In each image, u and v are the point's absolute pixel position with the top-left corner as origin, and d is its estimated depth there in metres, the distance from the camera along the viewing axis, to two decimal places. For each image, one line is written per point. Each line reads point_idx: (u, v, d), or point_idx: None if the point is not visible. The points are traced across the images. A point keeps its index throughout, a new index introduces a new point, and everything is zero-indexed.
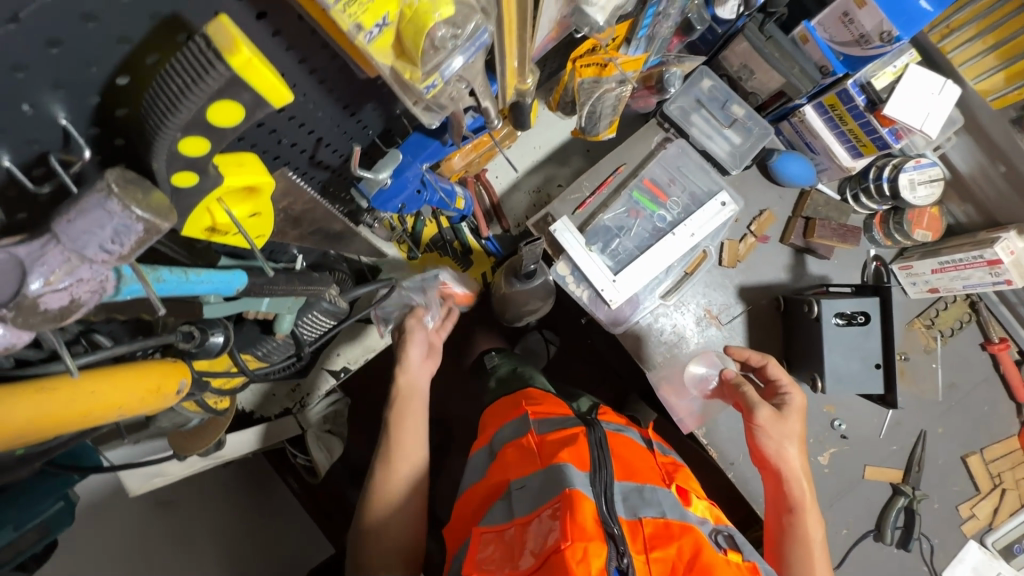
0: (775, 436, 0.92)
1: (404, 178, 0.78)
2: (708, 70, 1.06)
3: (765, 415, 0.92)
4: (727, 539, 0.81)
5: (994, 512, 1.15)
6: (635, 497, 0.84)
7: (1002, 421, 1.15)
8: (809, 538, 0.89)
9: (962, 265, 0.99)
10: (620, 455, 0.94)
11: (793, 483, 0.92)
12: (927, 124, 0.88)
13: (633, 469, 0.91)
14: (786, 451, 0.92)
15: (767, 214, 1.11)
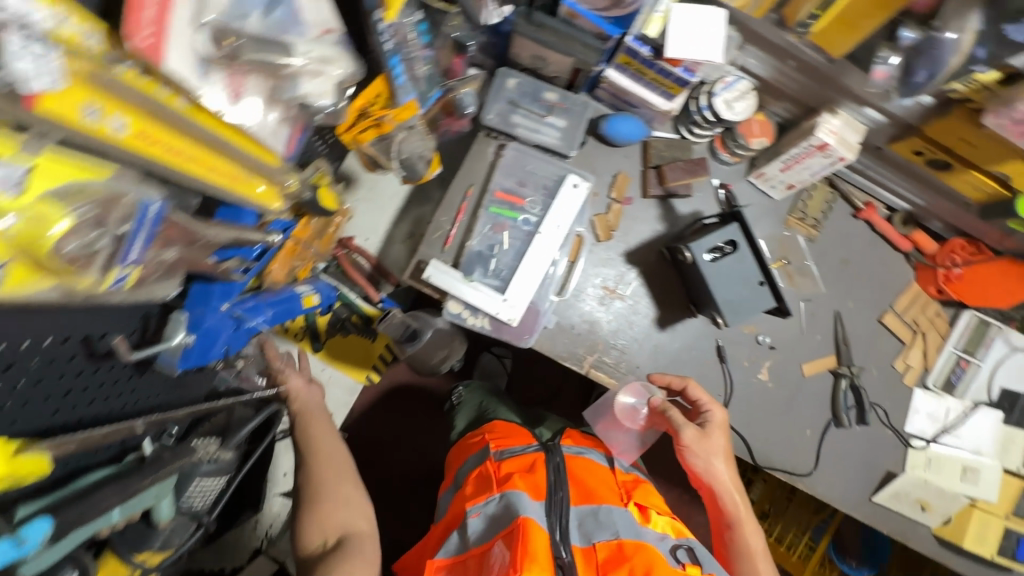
0: (702, 454, 1.03)
1: (206, 328, 0.86)
2: (508, 70, 1.07)
3: (687, 435, 1.03)
4: (687, 554, 0.89)
5: (925, 356, 1.19)
6: (591, 521, 0.90)
7: (900, 272, 1.20)
8: (750, 548, 1.03)
9: (801, 158, 1.03)
10: (578, 476, 0.97)
11: (728, 494, 1.04)
12: (710, 53, 0.89)
13: (591, 490, 0.95)
14: (714, 468, 1.03)
15: (621, 177, 1.14)
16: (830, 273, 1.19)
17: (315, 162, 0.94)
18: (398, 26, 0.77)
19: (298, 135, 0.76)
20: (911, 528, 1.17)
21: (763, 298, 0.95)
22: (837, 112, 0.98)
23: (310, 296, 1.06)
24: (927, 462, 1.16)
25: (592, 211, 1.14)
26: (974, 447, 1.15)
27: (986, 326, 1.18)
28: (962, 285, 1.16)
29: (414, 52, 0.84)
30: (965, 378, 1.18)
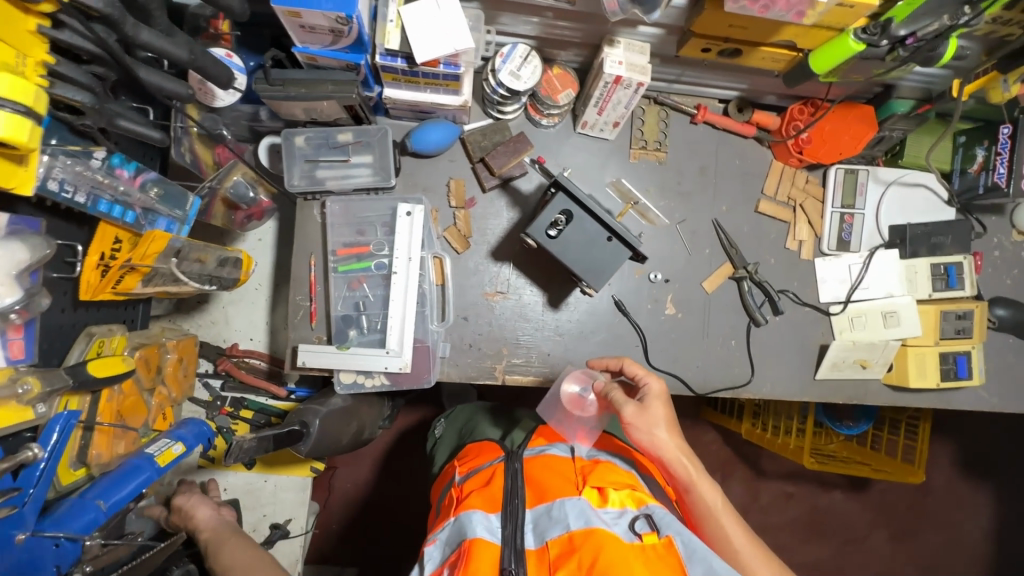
0: (646, 430, 0.88)
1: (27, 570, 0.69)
2: (291, 130, 0.99)
3: (629, 414, 0.89)
4: (646, 523, 0.72)
5: (812, 225, 1.18)
6: (545, 519, 0.74)
7: (758, 157, 1.19)
8: (712, 511, 0.86)
9: (608, 96, 1.00)
10: (536, 478, 0.82)
11: (675, 464, 0.88)
12: (458, 41, 0.84)
13: (547, 488, 0.79)
14: (662, 444, 0.88)
15: (455, 183, 1.10)
16: (692, 187, 1.17)
17: (89, 331, 0.77)
18: (74, 173, 0.61)
19: (21, 333, 0.66)
20: (862, 388, 1.18)
21: (619, 254, 0.92)
22: (616, 40, 0.94)
23: (170, 449, 0.87)
24: (851, 323, 1.16)
25: (441, 227, 1.10)
26: (886, 291, 1.15)
27: (855, 173, 1.17)
28: (815, 149, 1.12)
29: (116, 184, 0.67)
30: (855, 231, 1.17)
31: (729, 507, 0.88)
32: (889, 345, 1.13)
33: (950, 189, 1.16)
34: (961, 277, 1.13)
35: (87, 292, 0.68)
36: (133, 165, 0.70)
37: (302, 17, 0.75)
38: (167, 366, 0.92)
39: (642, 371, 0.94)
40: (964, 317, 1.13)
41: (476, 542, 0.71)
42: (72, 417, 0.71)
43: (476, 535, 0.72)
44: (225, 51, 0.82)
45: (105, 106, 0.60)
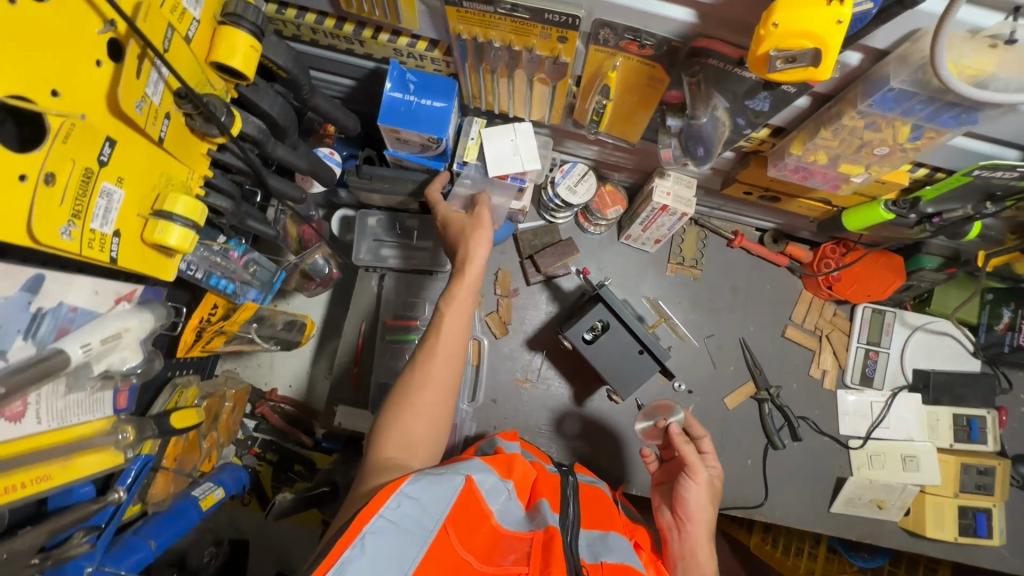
0: (703, 499, 0.80)
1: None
2: (366, 211, 1.14)
3: (701, 474, 0.80)
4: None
5: (836, 357, 1.23)
6: (599, 543, 0.71)
7: (787, 285, 1.26)
8: None
9: (653, 219, 1.10)
10: (592, 503, 0.82)
11: (694, 548, 0.78)
12: (527, 162, 0.94)
13: (601, 518, 0.78)
14: (693, 521, 0.79)
15: (502, 273, 1.20)
16: (722, 305, 1.24)
17: (174, 382, 0.76)
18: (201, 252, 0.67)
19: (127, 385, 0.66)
20: (877, 528, 1.18)
21: (648, 366, 0.99)
22: (666, 173, 1.04)
23: (212, 493, 0.94)
24: (869, 460, 1.17)
25: (484, 311, 1.19)
26: (906, 434, 1.17)
27: (882, 313, 1.22)
28: (844, 286, 1.19)
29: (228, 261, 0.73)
30: (879, 368, 1.21)
31: None
32: (907, 489, 1.14)
33: (976, 342, 1.19)
34: (983, 432, 1.15)
35: (184, 350, 0.74)
36: (243, 245, 0.75)
37: (400, 133, 0.88)
38: (223, 414, 0.95)
39: (714, 449, 0.89)
40: (985, 472, 1.13)
41: (547, 534, 0.67)
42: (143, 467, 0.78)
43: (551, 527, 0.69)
44: (330, 149, 0.94)
45: (242, 208, 0.67)
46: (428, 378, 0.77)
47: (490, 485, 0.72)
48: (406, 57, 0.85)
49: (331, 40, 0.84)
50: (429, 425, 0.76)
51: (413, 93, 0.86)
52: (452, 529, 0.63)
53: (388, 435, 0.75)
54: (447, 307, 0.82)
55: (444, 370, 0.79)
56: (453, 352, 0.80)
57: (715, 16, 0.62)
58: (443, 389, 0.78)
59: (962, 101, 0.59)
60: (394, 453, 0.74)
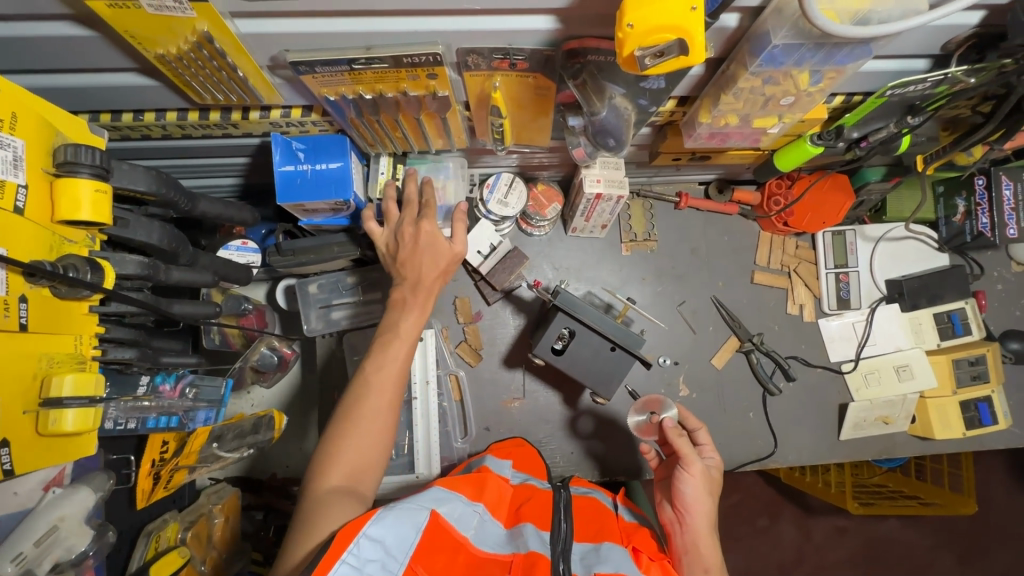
0: (700, 492, 0.81)
1: None
2: (304, 280, 1.08)
3: (695, 466, 0.82)
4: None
5: (809, 288, 1.22)
6: (592, 555, 0.69)
7: (744, 230, 1.24)
8: None
9: (592, 208, 1.07)
10: (586, 518, 0.80)
11: (698, 542, 0.78)
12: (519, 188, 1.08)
13: (594, 530, 0.76)
14: (699, 513, 0.80)
15: (461, 301, 1.17)
16: (685, 269, 1.22)
17: (146, 530, 0.74)
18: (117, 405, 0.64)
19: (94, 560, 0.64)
20: (890, 442, 1.19)
21: (624, 360, 0.97)
22: (592, 161, 1.01)
23: None
24: (865, 380, 1.17)
25: (452, 344, 1.16)
26: (895, 345, 1.17)
27: (842, 234, 1.21)
28: (799, 218, 1.17)
29: (159, 401, 0.70)
30: (853, 289, 1.20)
31: None
32: (908, 399, 1.15)
33: (939, 237, 1.19)
34: (966, 323, 1.14)
35: (146, 500, 0.70)
36: (173, 375, 0.73)
37: (306, 205, 0.83)
38: (217, 532, 0.90)
39: (711, 441, 0.90)
40: (977, 362, 1.13)
41: (531, 556, 0.66)
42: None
43: (535, 550, 0.67)
44: (241, 240, 0.92)
45: (149, 350, 0.67)
46: (371, 408, 0.75)
47: (459, 513, 0.71)
48: (286, 126, 0.80)
49: (203, 131, 0.79)
50: (376, 451, 0.74)
51: (305, 160, 0.80)
52: (423, 564, 0.61)
53: (334, 463, 0.72)
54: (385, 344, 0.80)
55: (386, 396, 0.76)
56: (392, 381, 0.77)
57: (577, 17, 0.57)
58: (386, 415, 0.76)
59: (848, 39, 0.56)
60: (341, 480, 0.71)
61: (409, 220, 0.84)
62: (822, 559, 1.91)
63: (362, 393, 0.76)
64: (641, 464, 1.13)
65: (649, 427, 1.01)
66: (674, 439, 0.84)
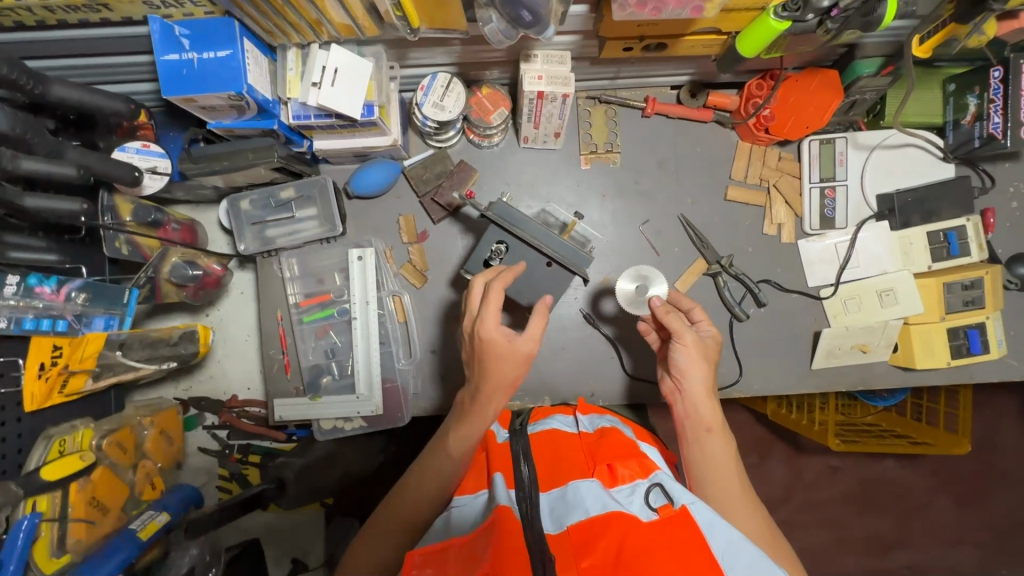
0: (694, 358, 0.84)
1: None
2: (236, 194, 1.02)
3: (687, 337, 0.83)
4: (662, 495, 0.67)
5: (789, 206, 1.10)
6: (562, 502, 0.68)
7: (720, 141, 1.11)
8: (722, 461, 0.80)
9: (538, 110, 0.96)
10: (545, 454, 0.80)
11: (697, 403, 0.83)
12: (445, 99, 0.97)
13: (558, 470, 0.75)
14: (693, 378, 0.84)
15: (405, 219, 1.09)
16: (651, 184, 1.12)
17: (46, 434, 0.73)
18: None
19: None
20: (868, 372, 1.10)
21: (559, 277, 0.97)
22: (532, 54, 0.90)
23: (153, 520, 0.86)
24: (844, 306, 1.08)
25: (397, 265, 1.10)
26: (879, 268, 1.05)
27: (831, 143, 1.07)
28: (780, 124, 1.03)
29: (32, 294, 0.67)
30: (839, 206, 1.08)
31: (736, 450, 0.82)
32: (889, 326, 1.05)
33: (945, 146, 1.04)
34: (964, 244, 1.01)
35: (35, 403, 0.68)
36: (54, 278, 0.69)
37: (198, 100, 0.75)
38: (147, 442, 0.91)
39: (705, 315, 0.88)
40: (972, 286, 1.01)
41: (507, 511, 0.64)
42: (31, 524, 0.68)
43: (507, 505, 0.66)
44: (142, 141, 0.82)
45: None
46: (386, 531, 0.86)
47: None
48: (163, 7, 0.71)
49: (77, 14, 0.71)
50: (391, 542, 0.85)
51: (190, 49, 0.73)
52: None
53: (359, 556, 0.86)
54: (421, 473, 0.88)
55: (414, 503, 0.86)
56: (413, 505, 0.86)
57: None
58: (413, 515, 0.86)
59: None
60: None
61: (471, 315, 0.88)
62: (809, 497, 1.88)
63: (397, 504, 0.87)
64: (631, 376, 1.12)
65: (639, 300, 1.00)
66: (662, 317, 0.84)
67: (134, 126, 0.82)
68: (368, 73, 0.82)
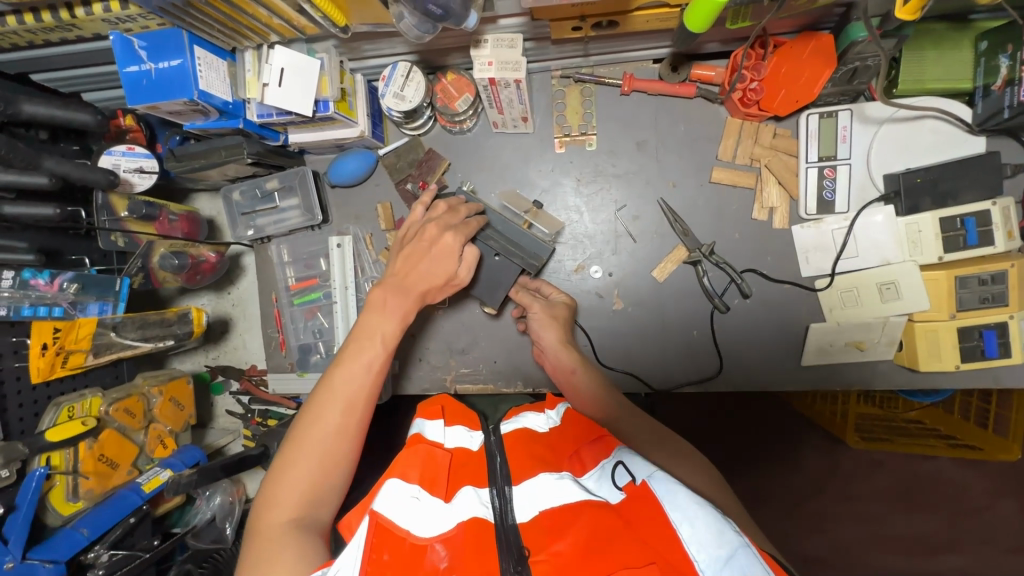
0: (543, 323, 0.98)
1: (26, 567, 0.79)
2: (228, 186, 1.11)
3: (535, 307, 0.99)
4: (625, 472, 0.70)
5: (783, 187, 1.00)
6: (534, 490, 0.71)
7: (707, 117, 1.03)
8: (596, 393, 0.90)
9: (495, 96, 0.94)
10: (518, 449, 0.80)
11: (557, 353, 0.96)
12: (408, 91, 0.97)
13: (529, 462, 0.76)
14: (550, 336, 0.97)
15: (383, 206, 1.12)
16: (629, 167, 1.06)
17: (56, 401, 0.86)
18: None
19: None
20: (869, 371, 1.00)
21: (507, 267, 0.98)
22: (483, 39, 0.87)
23: (157, 476, 0.99)
24: (840, 300, 0.98)
25: (376, 250, 1.14)
26: (881, 258, 0.94)
27: (833, 117, 0.95)
28: (769, 98, 0.94)
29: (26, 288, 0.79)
30: (840, 188, 0.97)
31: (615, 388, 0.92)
32: (889, 323, 0.95)
33: (973, 117, 0.89)
34: (985, 232, 0.87)
35: (40, 375, 0.81)
36: (46, 271, 0.80)
37: (160, 108, 0.82)
38: (155, 408, 1.04)
39: (554, 289, 1.04)
40: (991, 281, 0.88)
41: (475, 521, 0.67)
42: (41, 476, 0.81)
43: (476, 515, 0.68)
44: (126, 145, 0.91)
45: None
46: (332, 420, 0.76)
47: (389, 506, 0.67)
48: (121, 23, 0.77)
49: (56, 34, 0.79)
50: (337, 438, 0.75)
51: (148, 59, 0.79)
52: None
53: (284, 491, 0.72)
54: (347, 353, 0.81)
55: (348, 392, 0.78)
56: (355, 395, 0.78)
57: None
58: (352, 405, 0.78)
59: None
60: (294, 512, 0.71)
61: (439, 223, 0.91)
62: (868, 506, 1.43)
63: (326, 398, 0.78)
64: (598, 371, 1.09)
65: None
66: (515, 295, 1.01)
67: (123, 130, 0.94)
68: (317, 69, 0.85)
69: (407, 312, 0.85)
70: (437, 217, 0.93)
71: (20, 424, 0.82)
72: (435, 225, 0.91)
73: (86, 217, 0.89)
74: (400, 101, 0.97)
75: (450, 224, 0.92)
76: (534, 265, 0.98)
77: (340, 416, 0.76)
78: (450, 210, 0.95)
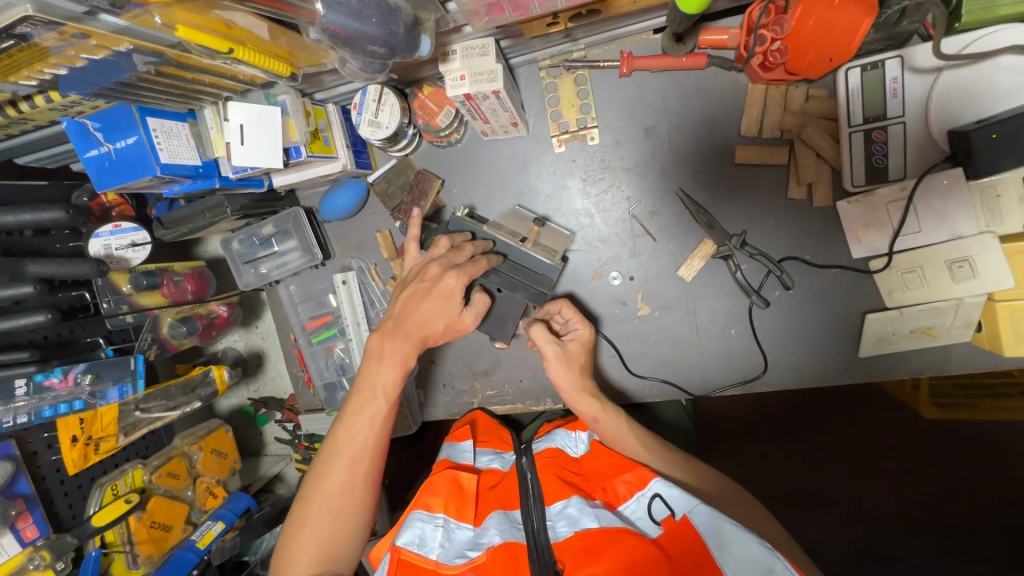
0: (560, 372, 0.91)
1: None
2: (226, 237, 1.09)
3: (549, 353, 0.91)
4: (662, 506, 0.76)
5: (822, 159, 0.86)
6: (567, 514, 0.79)
7: (722, 89, 0.89)
8: (623, 437, 0.89)
9: (476, 108, 0.84)
10: (550, 467, 0.90)
11: (577, 404, 0.91)
12: (386, 117, 0.88)
13: (561, 489, 0.84)
14: (569, 387, 0.91)
15: (382, 235, 1.06)
16: (638, 157, 0.94)
17: (99, 482, 0.90)
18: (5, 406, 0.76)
19: (30, 518, 0.80)
20: (943, 356, 0.87)
21: (513, 301, 0.91)
22: (450, 51, 0.77)
23: (210, 530, 1.02)
24: (902, 282, 0.85)
25: (384, 280, 1.09)
26: (950, 231, 0.80)
27: (880, 67, 0.79)
28: (798, 59, 0.77)
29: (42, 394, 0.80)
30: (893, 153, 0.82)
31: (642, 431, 0.91)
32: (965, 304, 0.81)
33: None
34: None
35: (76, 465, 0.85)
36: (58, 369, 0.80)
37: (128, 187, 0.79)
38: (199, 463, 1.05)
39: (574, 314, 0.96)
40: None
41: (504, 546, 0.76)
42: (96, 557, 0.88)
43: (506, 539, 0.77)
44: (114, 223, 0.87)
45: None
46: (340, 479, 0.77)
47: (422, 539, 0.78)
48: (70, 108, 0.74)
49: (16, 127, 0.77)
50: (347, 496, 0.77)
51: (104, 140, 0.75)
52: None
53: (300, 548, 0.75)
54: (351, 407, 0.80)
55: (354, 447, 0.79)
56: (362, 450, 0.79)
57: None
58: (359, 460, 0.78)
59: None
60: (311, 569, 0.74)
61: (442, 262, 0.84)
62: (947, 454, 1.30)
63: (333, 455, 0.79)
64: (631, 382, 1.01)
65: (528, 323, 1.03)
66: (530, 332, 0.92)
67: (107, 208, 0.92)
68: (278, 116, 0.79)
69: (410, 359, 0.82)
70: (440, 255, 0.86)
71: (70, 510, 0.87)
72: (438, 264, 0.84)
73: (91, 298, 0.90)
74: (377, 129, 0.89)
75: (454, 261, 0.85)
76: (542, 289, 0.92)
77: (346, 471, 0.78)
78: (454, 249, 0.88)
